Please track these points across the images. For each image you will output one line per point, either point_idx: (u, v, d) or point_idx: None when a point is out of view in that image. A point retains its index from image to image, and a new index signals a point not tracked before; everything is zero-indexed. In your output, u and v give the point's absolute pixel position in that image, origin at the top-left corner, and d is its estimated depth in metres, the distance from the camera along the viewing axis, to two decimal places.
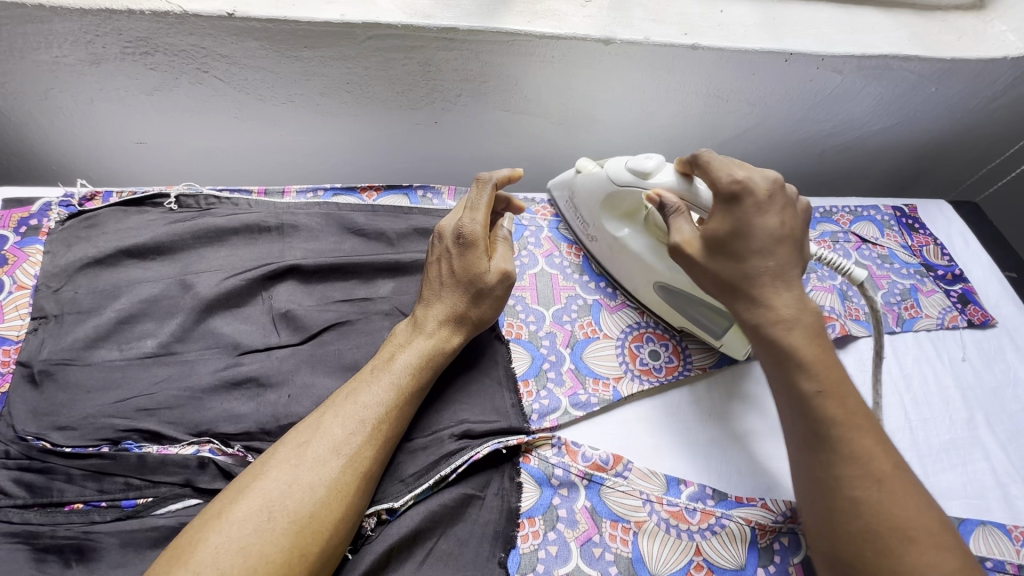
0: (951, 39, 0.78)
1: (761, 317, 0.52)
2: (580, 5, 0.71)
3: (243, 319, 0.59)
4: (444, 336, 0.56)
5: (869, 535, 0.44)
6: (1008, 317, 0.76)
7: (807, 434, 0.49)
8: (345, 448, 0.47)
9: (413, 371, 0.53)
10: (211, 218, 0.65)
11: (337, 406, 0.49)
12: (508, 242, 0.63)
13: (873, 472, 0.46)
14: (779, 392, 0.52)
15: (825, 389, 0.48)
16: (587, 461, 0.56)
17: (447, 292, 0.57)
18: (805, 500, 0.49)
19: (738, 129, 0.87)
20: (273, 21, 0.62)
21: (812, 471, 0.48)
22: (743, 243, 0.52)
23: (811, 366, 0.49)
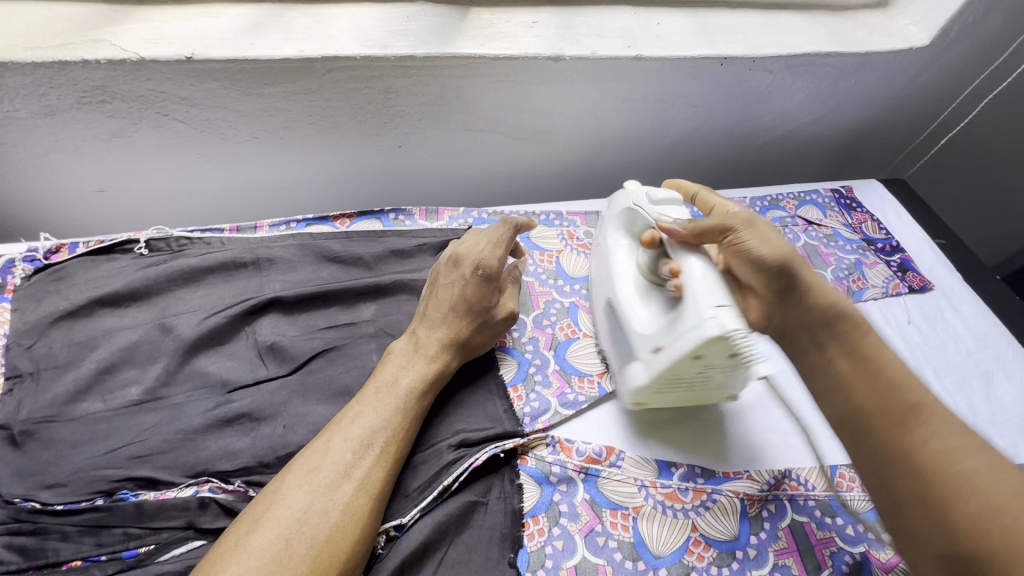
0: (863, 36, 0.87)
1: (813, 302, 0.51)
2: (529, 28, 0.76)
3: (228, 357, 0.60)
4: (444, 360, 0.58)
5: (989, 515, 0.38)
6: (943, 281, 0.84)
7: (883, 410, 0.45)
8: (356, 473, 0.48)
9: (416, 393, 0.55)
10: (184, 259, 0.65)
11: (342, 431, 0.50)
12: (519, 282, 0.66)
13: (966, 442, 0.42)
14: (827, 382, 0.50)
15: (891, 365, 0.47)
16: (582, 456, 0.58)
17: (452, 318, 0.59)
18: (891, 494, 0.44)
19: (688, 129, 0.93)
20: (234, 61, 0.64)
21: (898, 453, 0.44)
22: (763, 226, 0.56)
23: (854, 334, 0.50)
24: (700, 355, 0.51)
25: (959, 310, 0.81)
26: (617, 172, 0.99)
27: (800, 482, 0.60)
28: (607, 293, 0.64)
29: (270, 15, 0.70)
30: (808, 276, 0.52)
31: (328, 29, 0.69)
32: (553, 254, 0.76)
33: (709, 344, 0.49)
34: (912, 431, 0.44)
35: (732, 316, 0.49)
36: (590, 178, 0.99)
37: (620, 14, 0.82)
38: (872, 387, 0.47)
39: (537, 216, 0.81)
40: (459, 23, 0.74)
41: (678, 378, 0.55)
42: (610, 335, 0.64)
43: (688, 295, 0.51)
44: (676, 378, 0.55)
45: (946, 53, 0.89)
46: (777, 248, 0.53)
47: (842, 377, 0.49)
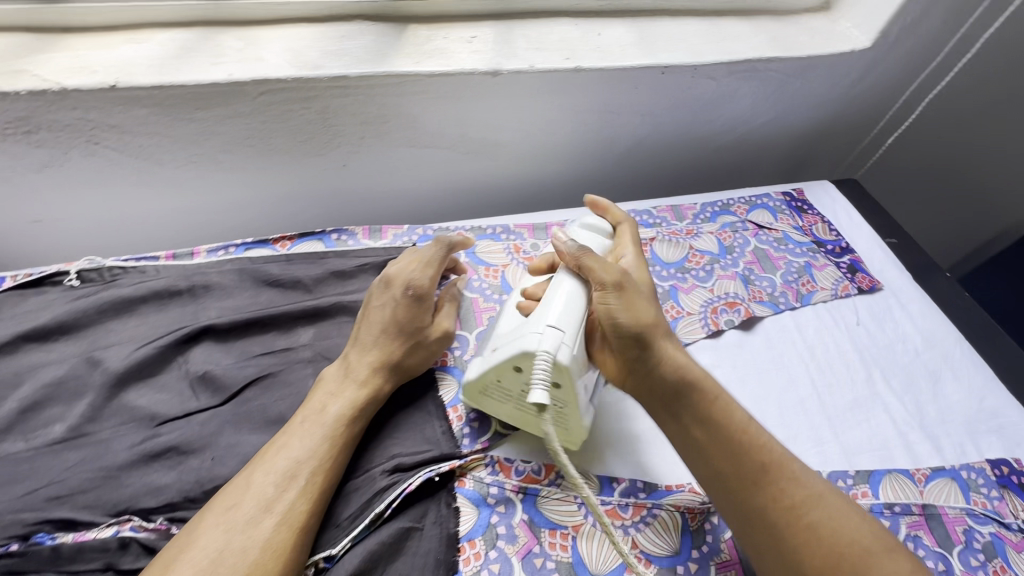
0: (805, 40, 0.88)
1: (663, 372, 0.53)
2: (467, 43, 0.76)
3: (159, 389, 0.58)
4: (375, 384, 0.57)
5: (831, 561, 0.46)
6: (892, 280, 0.84)
7: (741, 475, 0.50)
8: (278, 507, 0.47)
9: (346, 420, 0.54)
10: (117, 289, 0.64)
11: (265, 464, 0.49)
12: (456, 300, 0.67)
13: (807, 496, 0.49)
14: (688, 446, 0.53)
15: (741, 425, 0.53)
16: (519, 476, 0.58)
17: (383, 341, 0.58)
18: (754, 549, 0.49)
19: (638, 138, 0.93)
20: (160, 87, 0.63)
21: (756, 515, 0.49)
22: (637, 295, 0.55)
23: (691, 399, 0.53)
24: (520, 369, 0.53)
25: (907, 310, 0.81)
26: (571, 183, 0.98)
27: None
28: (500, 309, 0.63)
29: (201, 39, 0.69)
30: (658, 348, 0.54)
31: (259, 51, 0.69)
32: (499, 269, 0.76)
33: (526, 357, 0.51)
34: (765, 491, 0.49)
35: (554, 340, 0.50)
36: (544, 190, 0.98)
37: (561, 27, 0.82)
38: (729, 452, 0.51)
39: (484, 231, 0.81)
40: (396, 41, 0.74)
41: (506, 391, 0.56)
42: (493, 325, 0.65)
43: (541, 310, 0.54)
44: (505, 390, 0.56)
45: (888, 53, 0.90)
46: (638, 317, 0.53)
47: (700, 445, 0.53)
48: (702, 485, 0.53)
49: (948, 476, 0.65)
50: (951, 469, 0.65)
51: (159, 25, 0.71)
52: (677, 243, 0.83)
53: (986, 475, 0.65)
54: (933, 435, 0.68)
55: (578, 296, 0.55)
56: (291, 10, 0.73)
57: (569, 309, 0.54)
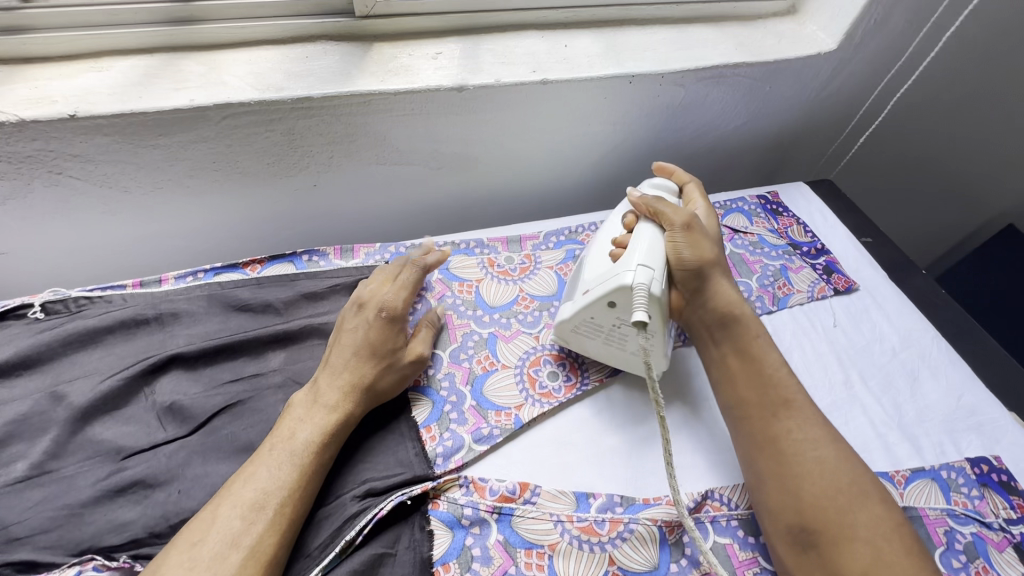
0: (772, 44, 0.89)
1: (709, 306, 0.62)
2: (432, 60, 0.76)
3: (125, 422, 0.58)
4: (346, 407, 0.56)
5: (828, 493, 0.51)
6: (868, 280, 0.85)
7: (765, 403, 0.57)
8: (246, 541, 0.46)
9: (315, 447, 0.53)
10: (83, 320, 0.63)
11: (233, 496, 0.48)
12: (433, 326, 0.67)
13: (821, 437, 0.54)
14: (722, 373, 0.61)
15: (772, 367, 0.59)
16: (494, 495, 0.57)
17: (355, 363, 0.58)
18: (760, 471, 0.54)
19: (611, 147, 0.93)
20: (120, 115, 0.63)
21: (770, 439, 0.55)
22: (704, 238, 0.64)
23: (732, 335, 0.61)
24: (614, 303, 0.59)
25: (884, 309, 0.81)
26: (547, 194, 0.98)
27: (723, 502, 0.59)
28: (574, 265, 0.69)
29: (162, 64, 0.69)
30: (713, 284, 0.62)
31: (222, 75, 0.69)
32: (473, 284, 0.76)
33: (621, 291, 0.58)
34: (782, 422, 0.55)
35: (646, 275, 0.57)
36: (520, 202, 0.98)
37: (528, 40, 0.82)
38: (757, 383, 0.58)
39: (457, 246, 0.81)
40: (361, 60, 0.74)
41: (598, 326, 0.63)
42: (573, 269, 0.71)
43: (631, 252, 0.61)
44: (597, 325, 0.62)
45: (855, 55, 0.91)
46: (700, 255, 0.62)
47: (732, 372, 0.60)
48: (727, 408, 0.59)
49: (928, 476, 0.64)
50: (931, 469, 0.65)
51: (121, 52, 0.70)
52: None
53: (966, 474, 0.65)
54: (913, 436, 0.68)
55: (657, 238, 0.62)
56: (255, 33, 0.73)
57: (654, 249, 0.61)
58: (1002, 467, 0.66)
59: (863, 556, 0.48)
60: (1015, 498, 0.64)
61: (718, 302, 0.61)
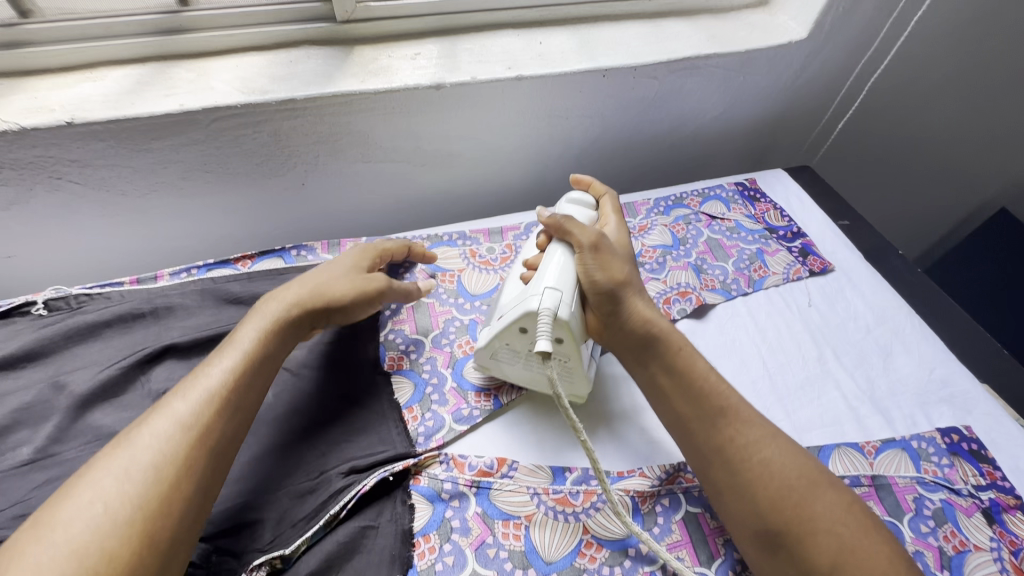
0: (744, 35, 0.91)
1: (631, 325, 0.57)
2: (412, 60, 0.79)
3: (122, 408, 0.61)
4: (297, 300, 0.59)
5: (782, 493, 0.49)
6: (843, 261, 0.86)
7: (702, 415, 0.54)
8: (190, 424, 0.48)
9: (261, 335, 0.56)
10: (82, 315, 0.67)
11: (179, 388, 0.50)
12: (405, 287, 0.68)
13: (762, 436, 0.53)
14: (655, 392, 0.57)
15: (702, 370, 0.57)
16: (473, 470, 0.59)
17: (320, 271, 0.64)
18: (715, 485, 0.52)
19: (590, 139, 0.95)
20: (114, 121, 0.67)
21: (715, 452, 0.53)
22: (608, 254, 0.60)
23: (656, 351, 0.57)
24: (525, 329, 0.58)
25: (858, 288, 0.83)
26: (529, 188, 1.01)
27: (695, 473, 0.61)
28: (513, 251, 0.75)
29: (155, 73, 0.73)
30: (630, 303, 0.58)
31: (210, 81, 0.72)
32: (455, 274, 0.79)
33: (527, 316, 0.56)
34: (723, 431, 0.53)
35: (553, 298, 0.55)
36: (503, 196, 1.01)
37: (504, 39, 0.85)
38: (690, 396, 0.55)
39: (440, 238, 0.84)
40: (342, 63, 0.77)
41: (514, 353, 0.61)
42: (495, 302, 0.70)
43: (540, 274, 0.58)
44: (514, 352, 0.61)
45: (826, 43, 0.94)
46: (611, 275, 0.58)
47: (664, 390, 0.57)
48: (670, 426, 0.57)
49: (898, 447, 0.66)
50: (902, 439, 0.67)
51: (115, 63, 0.74)
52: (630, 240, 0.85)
53: (937, 444, 0.66)
54: (884, 409, 0.70)
55: (568, 260, 0.59)
56: (241, 40, 0.77)
57: (566, 269, 0.58)
58: (973, 437, 0.67)
59: (830, 547, 0.47)
60: (984, 466, 0.65)
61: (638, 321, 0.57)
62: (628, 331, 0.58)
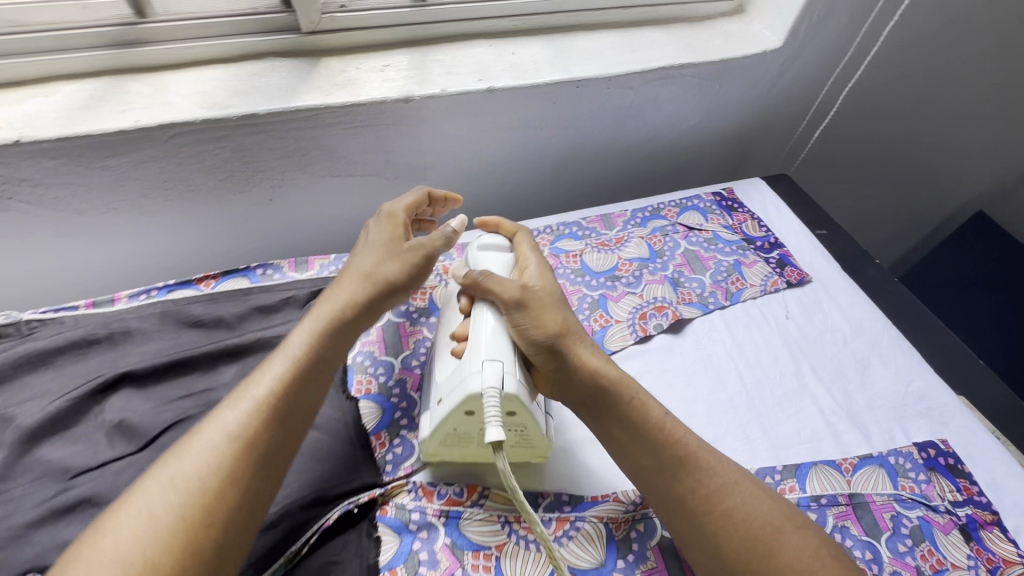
0: (719, 43, 0.90)
1: (583, 378, 0.54)
2: (381, 72, 0.77)
3: (73, 441, 0.58)
4: (349, 296, 0.57)
5: (747, 545, 0.48)
6: (821, 271, 0.86)
7: (661, 469, 0.52)
8: (240, 432, 0.47)
9: (316, 339, 0.54)
10: (33, 342, 0.64)
11: (227, 399, 0.50)
12: (445, 236, 0.62)
13: (723, 484, 0.51)
14: (614, 447, 0.55)
15: (658, 416, 0.54)
16: (442, 499, 0.58)
17: (361, 258, 0.60)
18: (680, 536, 0.52)
19: (565, 150, 0.94)
20: (64, 139, 0.64)
21: (678, 505, 0.51)
22: (536, 306, 0.55)
23: (611, 405, 0.54)
24: (472, 411, 0.52)
25: (836, 299, 0.82)
26: (505, 201, 1.00)
27: None
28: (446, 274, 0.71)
29: (110, 87, 0.70)
30: (577, 354, 0.54)
31: (169, 96, 0.70)
32: (427, 292, 0.77)
33: (468, 399, 0.51)
34: (684, 484, 0.51)
35: (494, 373, 0.51)
36: (479, 209, 0.99)
37: (476, 49, 0.84)
38: (649, 449, 0.53)
39: None
40: (309, 75, 0.75)
41: (466, 435, 0.56)
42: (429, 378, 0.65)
43: (472, 348, 0.54)
44: (464, 435, 0.56)
45: (801, 51, 0.93)
46: (547, 329, 0.54)
47: (622, 444, 0.54)
48: (631, 475, 0.55)
49: (876, 462, 0.65)
50: (879, 455, 0.66)
51: (69, 77, 0.71)
52: (606, 253, 0.83)
53: (913, 459, 0.66)
54: (862, 424, 0.69)
55: (498, 326, 0.55)
56: (203, 53, 0.74)
57: (496, 339, 0.54)
58: (949, 451, 0.67)
59: None
60: (961, 480, 0.65)
61: (591, 374, 0.54)
62: (580, 386, 0.54)
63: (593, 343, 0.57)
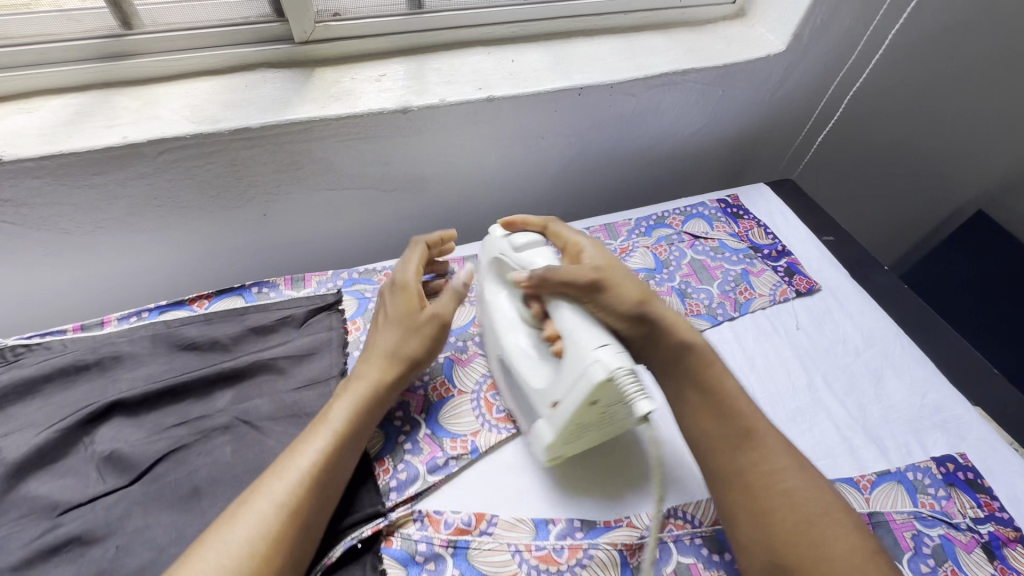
0: (721, 48, 0.89)
1: (666, 343, 0.59)
2: (377, 82, 0.75)
3: (61, 475, 0.55)
4: (378, 376, 0.58)
5: (799, 526, 0.48)
6: (830, 279, 0.84)
7: (726, 437, 0.54)
8: (288, 501, 0.47)
9: (353, 416, 0.55)
10: (19, 370, 0.62)
11: (274, 465, 0.50)
12: (456, 292, 0.64)
13: (787, 465, 0.52)
14: (683, 411, 0.58)
15: (731, 391, 0.57)
16: (449, 528, 0.55)
17: (384, 334, 0.61)
18: (732, 510, 0.51)
19: (567, 159, 0.92)
20: (48, 157, 0.61)
21: (735, 475, 0.52)
22: (614, 282, 0.59)
23: (689, 372, 0.59)
24: (595, 400, 0.50)
25: (846, 308, 0.81)
26: (505, 211, 0.97)
27: (685, 519, 0.58)
28: (475, 274, 0.71)
29: (96, 101, 0.67)
30: (660, 318, 0.60)
31: (157, 110, 0.67)
32: None
33: (598, 390, 0.49)
34: (748, 455, 0.53)
35: (615, 354, 0.50)
36: (479, 220, 0.97)
37: (475, 57, 0.82)
38: (719, 417, 0.56)
39: None
40: (303, 86, 0.73)
41: (586, 425, 0.55)
42: (507, 378, 0.64)
43: (571, 341, 0.53)
44: (585, 424, 0.54)
45: (805, 54, 0.92)
46: (633, 299, 0.59)
47: (693, 409, 0.57)
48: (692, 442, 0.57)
49: (894, 479, 0.63)
50: (897, 472, 0.64)
51: (54, 92, 0.69)
52: None
53: (932, 475, 0.64)
54: (878, 438, 0.67)
55: (585, 314, 0.55)
56: (192, 64, 0.72)
57: (593, 327, 0.53)
58: (968, 465, 0.65)
59: None
60: (982, 496, 0.63)
61: (676, 337, 0.59)
62: (663, 350, 0.60)
63: (670, 308, 0.63)
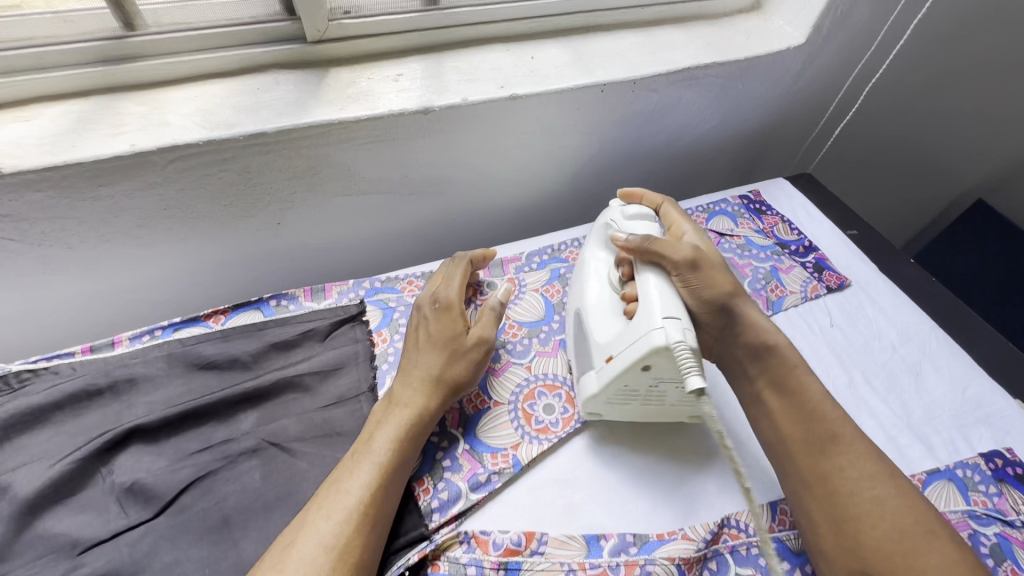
0: (741, 41, 0.87)
1: (749, 336, 0.61)
2: (394, 82, 0.72)
3: (80, 510, 0.51)
4: (421, 402, 0.56)
5: (891, 535, 0.49)
6: (858, 274, 0.83)
7: (811, 440, 0.56)
8: (337, 543, 0.46)
9: (392, 449, 0.53)
10: (26, 398, 0.57)
11: (320, 500, 0.49)
12: (497, 314, 0.62)
13: (876, 472, 0.53)
14: (764, 410, 0.60)
15: (815, 400, 0.58)
16: (499, 549, 0.53)
17: (424, 357, 0.58)
18: (815, 516, 0.53)
19: (586, 157, 0.90)
20: (51, 169, 0.57)
21: (821, 481, 0.54)
22: (709, 267, 0.61)
23: (776, 373, 0.60)
24: (648, 366, 0.52)
25: (878, 303, 0.79)
26: (523, 213, 0.95)
27: (739, 529, 0.56)
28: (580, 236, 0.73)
29: (98, 108, 0.63)
30: (744, 312, 0.62)
31: (165, 115, 0.63)
32: None
33: (653, 354, 0.50)
34: (835, 460, 0.54)
35: (678, 329, 0.50)
36: (496, 223, 0.94)
37: (492, 54, 0.79)
38: (802, 418, 0.57)
39: None
40: (318, 88, 0.69)
41: (635, 391, 0.56)
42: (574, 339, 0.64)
43: (643, 310, 0.54)
44: (633, 390, 0.56)
45: (822, 48, 0.91)
46: (721, 287, 0.61)
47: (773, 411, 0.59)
48: (771, 445, 0.59)
49: (945, 477, 0.62)
50: (947, 469, 0.63)
51: (51, 98, 0.64)
52: None
53: (982, 471, 0.63)
54: (923, 435, 0.66)
55: (666, 286, 0.56)
56: (198, 66, 0.68)
57: (670, 297, 0.54)
58: (1015, 461, 0.64)
59: None
60: None
61: (762, 334, 0.61)
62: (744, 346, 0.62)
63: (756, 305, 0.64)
